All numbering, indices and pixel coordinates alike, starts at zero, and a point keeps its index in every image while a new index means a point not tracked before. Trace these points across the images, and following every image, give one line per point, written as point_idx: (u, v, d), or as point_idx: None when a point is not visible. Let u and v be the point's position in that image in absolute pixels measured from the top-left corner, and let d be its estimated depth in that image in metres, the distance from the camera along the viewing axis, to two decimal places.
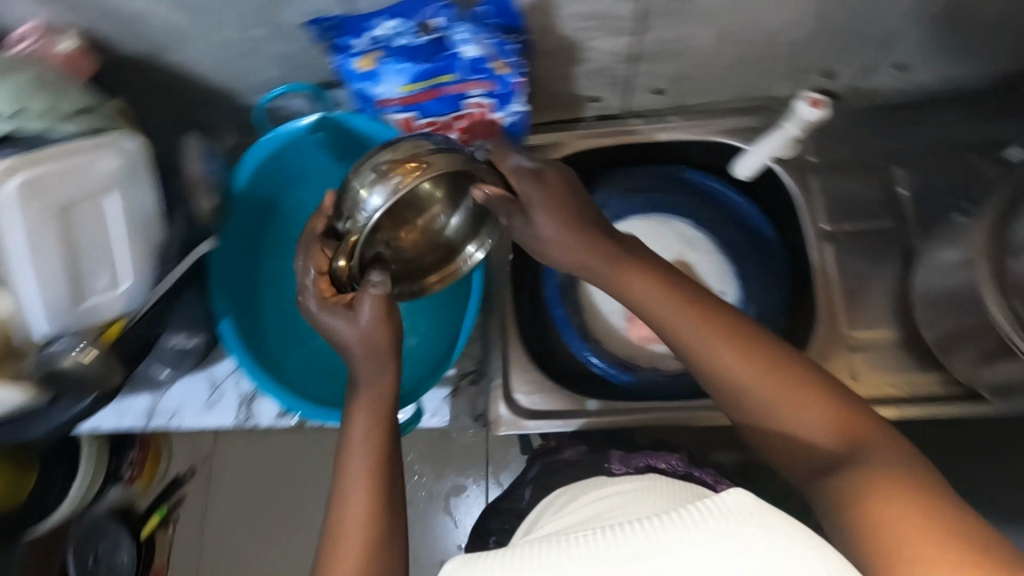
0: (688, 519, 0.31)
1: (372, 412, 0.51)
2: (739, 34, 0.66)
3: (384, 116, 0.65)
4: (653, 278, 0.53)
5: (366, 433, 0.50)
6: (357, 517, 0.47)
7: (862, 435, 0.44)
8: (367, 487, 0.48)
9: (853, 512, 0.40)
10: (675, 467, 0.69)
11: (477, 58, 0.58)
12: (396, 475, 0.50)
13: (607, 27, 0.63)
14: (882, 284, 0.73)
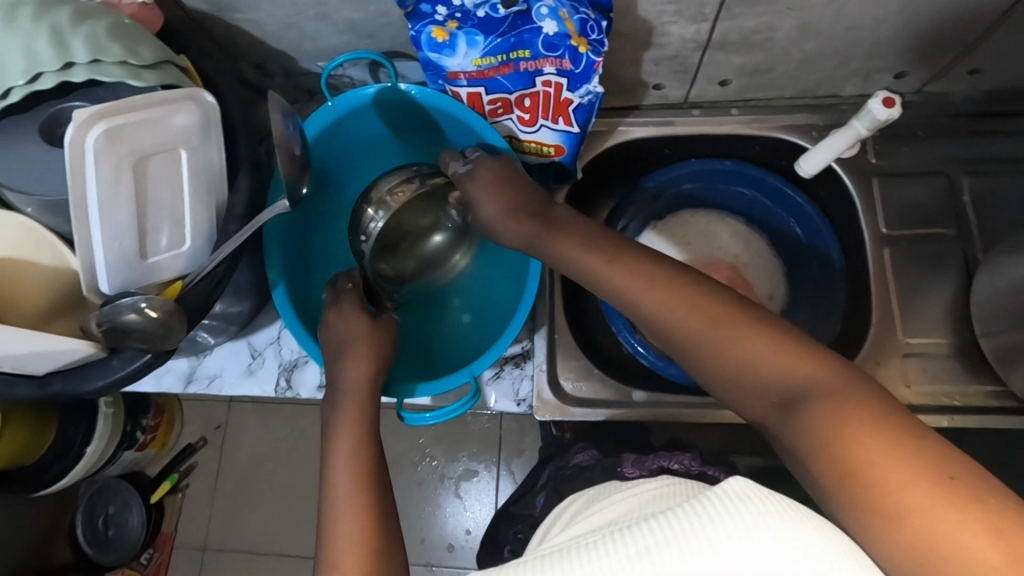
0: (702, 511, 0.31)
1: (358, 436, 0.55)
2: (825, 28, 0.63)
3: (451, 89, 0.64)
4: (673, 284, 0.50)
5: (356, 435, 0.55)
6: (343, 527, 0.50)
7: (925, 459, 0.35)
8: (357, 483, 0.52)
9: (837, 457, 0.38)
10: (688, 467, 0.75)
11: (557, 34, 0.56)
12: (380, 474, 0.53)
13: (688, 13, 0.61)
14: (938, 292, 0.72)
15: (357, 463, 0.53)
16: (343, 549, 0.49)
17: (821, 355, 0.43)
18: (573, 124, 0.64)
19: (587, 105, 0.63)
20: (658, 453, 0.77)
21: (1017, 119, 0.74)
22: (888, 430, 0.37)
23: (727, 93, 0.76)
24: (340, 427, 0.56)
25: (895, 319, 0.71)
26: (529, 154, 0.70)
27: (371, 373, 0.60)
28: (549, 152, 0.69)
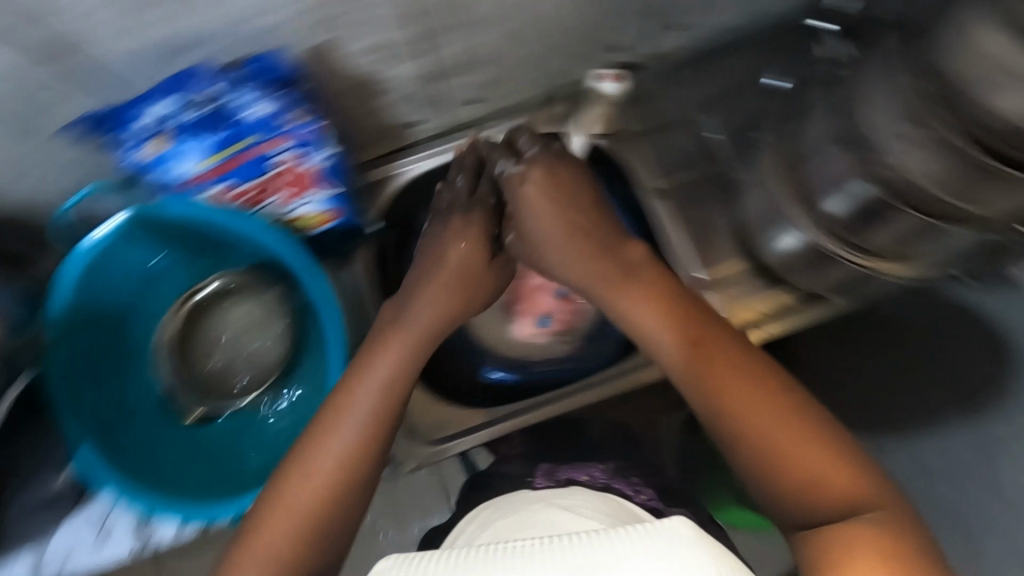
0: (629, 541, 0.36)
1: (400, 351, 0.56)
2: (527, 31, 0.68)
3: (194, 195, 0.63)
4: (600, 269, 0.60)
5: (368, 399, 0.52)
6: (310, 480, 0.49)
7: (854, 493, 0.42)
8: (355, 447, 0.50)
9: (823, 559, 0.40)
10: (596, 478, 0.72)
11: (267, 116, 0.57)
12: (374, 450, 0.51)
13: (391, 57, 0.63)
14: (722, 222, 0.78)
15: (343, 437, 0.50)
16: (292, 494, 0.48)
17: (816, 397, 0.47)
18: (329, 189, 0.65)
19: (333, 167, 0.64)
20: (566, 466, 0.75)
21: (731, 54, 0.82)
22: (815, 445, 0.44)
23: (484, 108, 0.79)
24: (381, 346, 0.57)
25: (692, 259, 0.77)
26: (306, 228, 0.70)
27: (432, 319, 0.59)
28: (322, 220, 0.68)
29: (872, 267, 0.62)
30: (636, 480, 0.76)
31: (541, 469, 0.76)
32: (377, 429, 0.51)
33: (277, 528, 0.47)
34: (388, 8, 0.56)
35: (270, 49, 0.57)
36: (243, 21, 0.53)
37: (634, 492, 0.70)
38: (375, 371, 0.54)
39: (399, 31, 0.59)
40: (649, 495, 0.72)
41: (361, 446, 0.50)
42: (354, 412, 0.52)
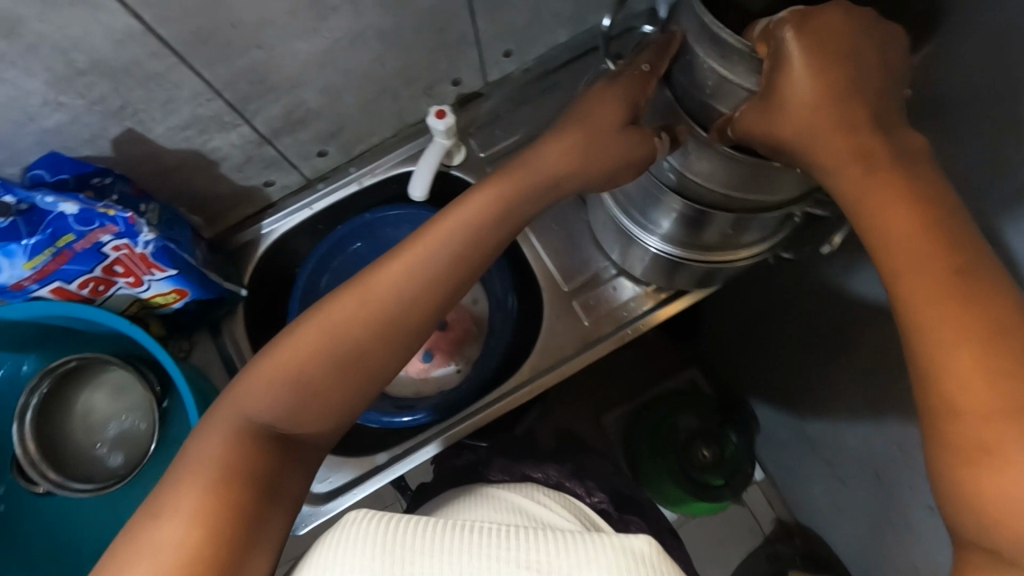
0: (598, 544, 0.39)
1: (432, 252, 0.50)
2: (349, 84, 0.70)
3: (32, 295, 0.63)
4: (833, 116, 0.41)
5: (371, 301, 0.48)
6: (286, 354, 0.46)
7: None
8: (300, 363, 0.46)
9: (954, 440, 0.35)
10: (550, 476, 0.75)
11: (81, 212, 0.57)
12: (404, 330, 0.49)
13: (212, 128, 0.65)
14: (582, 231, 0.80)
15: (353, 313, 0.47)
16: (252, 390, 0.45)
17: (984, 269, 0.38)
18: (169, 269, 0.65)
19: (169, 247, 0.64)
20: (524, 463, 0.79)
21: (570, 70, 0.84)
22: (987, 331, 0.35)
23: (334, 158, 0.81)
24: (409, 242, 0.51)
25: (556, 271, 0.79)
26: (162, 305, 0.70)
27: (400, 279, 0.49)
28: (174, 296, 0.69)
29: (710, 259, 0.66)
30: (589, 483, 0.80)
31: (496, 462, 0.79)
32: (426, 290, 0.49)
33: (251, 400, 0.45)
34: (183, 88, 0.57)
35: (55, 149, 0.56)
36: (31, 123, 0.53)
37: (585, 492, 0.75)
38: (407, 254, 0.50)
39: (211, 103, 0.61)
40: (598, 496, 0.77)
41: (356, 330, 0.47)
42: (396, 278, 0.49)
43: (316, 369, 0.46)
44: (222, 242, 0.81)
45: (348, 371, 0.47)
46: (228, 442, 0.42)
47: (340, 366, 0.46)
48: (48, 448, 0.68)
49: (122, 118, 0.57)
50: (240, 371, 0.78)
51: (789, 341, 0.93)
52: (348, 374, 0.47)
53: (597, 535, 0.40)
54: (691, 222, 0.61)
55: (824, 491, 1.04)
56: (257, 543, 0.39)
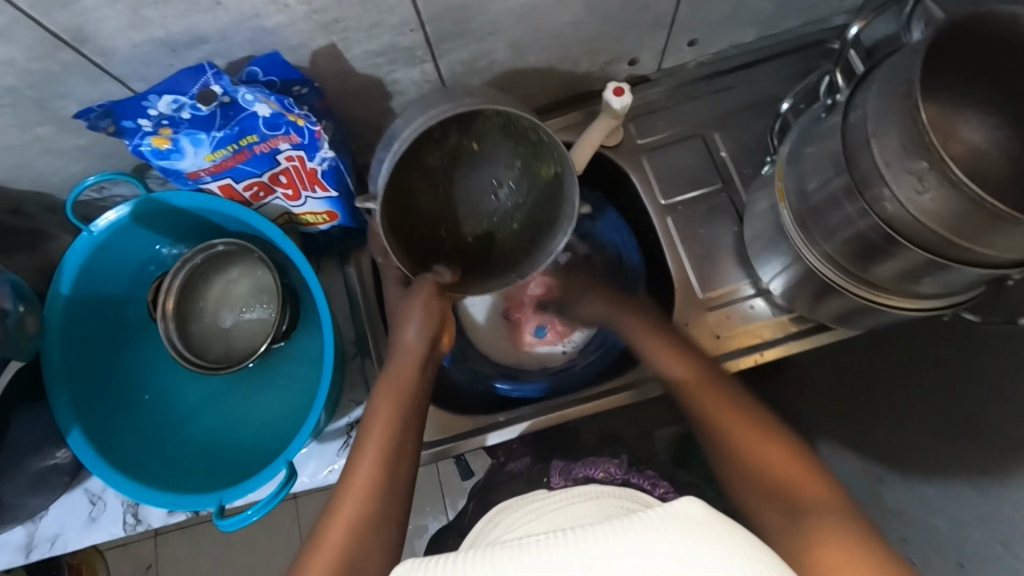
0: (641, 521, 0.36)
1: (396, 405, 0.59)
2: (535, 42, 0.68)
3: (201, 187, 0.64)
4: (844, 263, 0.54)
5: (373, 442, 0.57)
6: (325, 552, 0.48)
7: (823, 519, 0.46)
8: (343, 527, 0.51)
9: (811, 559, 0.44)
10: (613, 474, 0.75)
11: (273, 115, 0.57)
12: (398, 482, 0.55)
13: (402, 59, 0.64)
14: (724, 243, 0.77)
15: (364, 467, 0.55)
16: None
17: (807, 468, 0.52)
18: (331, 190, 0.66)
19: (338, 168, 0.64)
20: (582, 462, 0.77)
21: (748, 72, 0.80)
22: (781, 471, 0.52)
23: None
24: (380, 396, 0.60)
25: (692, 276, 0.76)
26: (309, 224, 0.71)
27: (392, 411, 0.59)
28: (324, 218, 0.70)
29: (878, 300, 0.61)
30: (652, 473, 0.77)
31: (557, 466, 0.78)
32: (400, 427, 0.58)
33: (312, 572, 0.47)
34: (394, 15, 0.57)
35: (274, 50, 0.56)
36: (253, 19, 0.53)
37: (653, 487, 0.73)
38: (380, 410, 0.59)
39: (412, 34, 0.61)
40: (666, 486, 0.74)
41: (372, 487, 0.54)
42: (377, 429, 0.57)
43: (352, 530, 0.51)
44: (365, 174, 0.82)
45: (376, 517, 0.52)
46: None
47: (364, 521, 0.51)
48: (184, 332, 0.70)
49: (330, 33, 0.57)
50: (360, 304, 0.78)
51: None
52: (377, 523, 0.52)
53: (643, 510, 0.37)
54: (864, 255, 0.57)
55: None
56: None
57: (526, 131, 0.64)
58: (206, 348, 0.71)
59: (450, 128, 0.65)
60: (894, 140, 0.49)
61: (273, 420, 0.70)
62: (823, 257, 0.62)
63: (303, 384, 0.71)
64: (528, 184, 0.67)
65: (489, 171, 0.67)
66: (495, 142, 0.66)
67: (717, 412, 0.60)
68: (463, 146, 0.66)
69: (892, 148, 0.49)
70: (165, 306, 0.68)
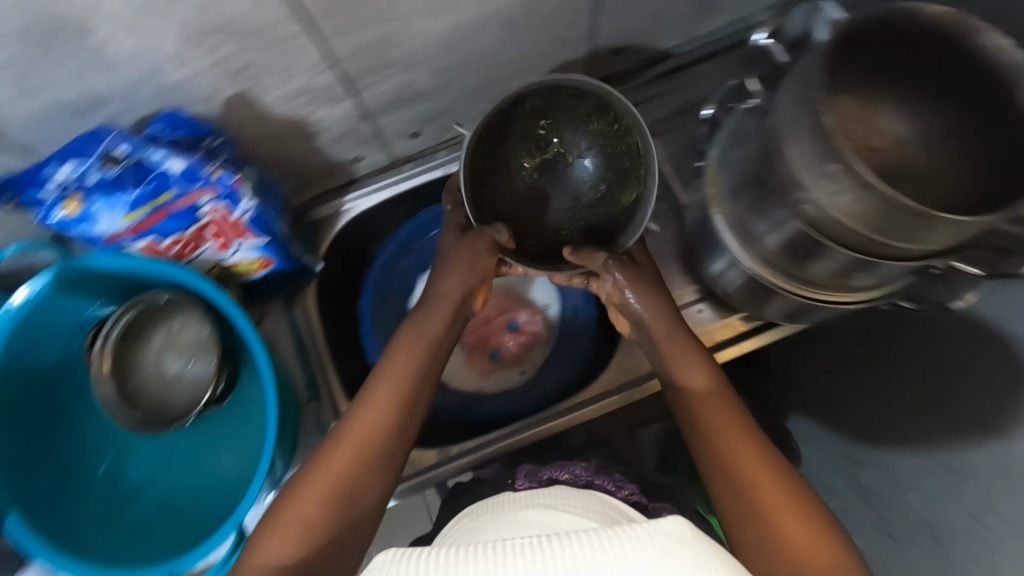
0: (631, 536, 0.34)
1: (394, 398, 0.56)
2: (458, 69, 0.67)
3: (123, 248, 0.62)
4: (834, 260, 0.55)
5: (374, 406, 0.55)
6: (302, 510, 0.50)
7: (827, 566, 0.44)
8: (325, 488, 0.51)
9: None
10: (580, 476, 0.65)
11: (186, 170, 0.56)
12: (392, 452, 0.55)
13: (321, 99, 0.63)
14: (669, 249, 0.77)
15: (343, 454, 0.53)
16: (276, 540, 0.48)
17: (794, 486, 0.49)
18: (260, 237, 0.64)
19: (263, 216, 0.63)
20: (548, 465, 0.68)
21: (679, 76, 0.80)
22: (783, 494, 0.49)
23: (425, 141, 0.79)
24: (376, 385, 0.57)
25: None
26: (244, 272, 0.69)
27: (401, 378, 0.57)
28: (259, 265, 0.68)
29: (817, 296, 0.61)
30: (620, 476, 0.68)
31: (522, 470, 0.68)
32: (396, 421, 0.55)
33: (277, 550, 0.47)
34: (304, 58, 0.56)
35: (175, 107, 0.56)
36: (154, 76, 0.51)
37: (619, 489, 0.63)
38: (382, 390, 0.56)
39: (326, 74, 0.59)
40: (636, 490, 0.65)
41: (350, 472, 0.52)
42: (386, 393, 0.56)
43: (324, 512, 0.50)
44: (302, 213, 0.80)
45: (350, 503, 0.51)
46: (270, 564, 0.47)
47: (338, 507, 0.50)
48: (122, 395, 0.67)
49: (240, 81, 0.56)
50: (308, 346, 0.77)
51: None
52: (350, 510, 0.51)
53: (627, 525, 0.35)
54: (798, 255, 0.58)
55: None
56: None
57: (622, 160, 0.68)
58: (147, 409, 0.68)
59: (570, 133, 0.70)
60: (808, 145, 0.48)
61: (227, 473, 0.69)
62: (761, 261, 0.62)
63: (251, 437, 0.69)
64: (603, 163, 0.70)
65: (573, 187, 0.71)
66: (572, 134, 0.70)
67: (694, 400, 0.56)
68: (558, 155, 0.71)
69: (805, 154, 0.49)
70: (101, 370, 0.66)
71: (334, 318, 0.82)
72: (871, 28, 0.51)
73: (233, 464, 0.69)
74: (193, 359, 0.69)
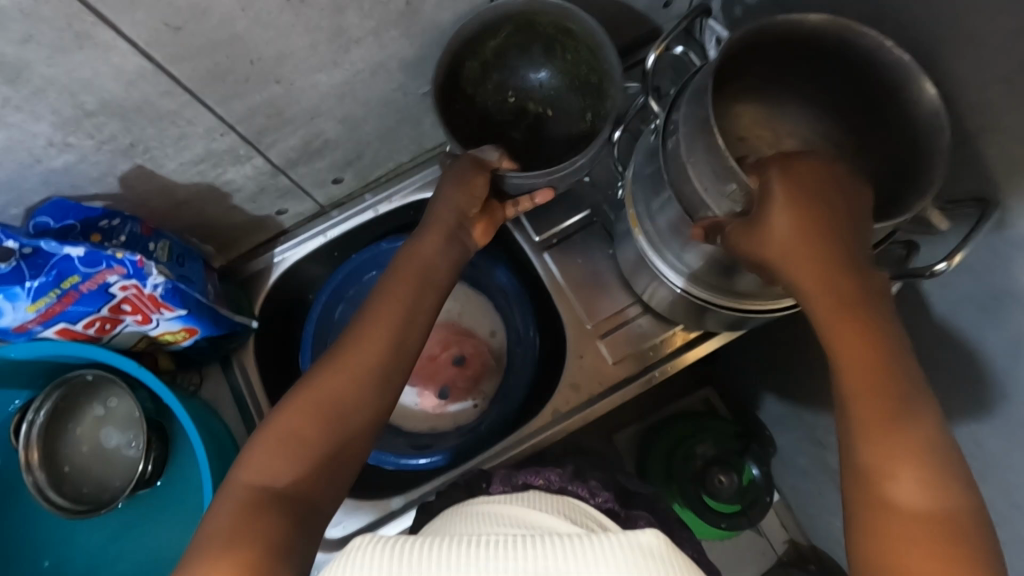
0: (605, 543, 0.38)
1: (392, 327, 0.54)
2: (365, 114, 0.66)
3: (37, 336, 0.60)
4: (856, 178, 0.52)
5: (369, 339, 0.53)
6: (286, 432, 0.47)
7: (945, 510, 0.38)
8: (306, 413, 0.48)
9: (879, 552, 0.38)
10: (553, 482, 0.60)
11: (87, 253, 0.54)
12: (387, 390, 0.52)
13: (226, 161, 0.62)
14: (605, 269, 0.77)
15: (338, 377, 0.50)
16: (257, 458, 0.46)
17: (919, 426, 0.40)
18: (179, 309, 0.62)
19: (179, 287, 0.61)
20: (524, 470, 0.64)
21: None
22: (916, 456, 0.39)
23: (350, 185, 0.78)
24: (374, 314, 0.54)
25: (579, 307, 0.76)
26: (171, 342, 0.68)
27: (396, 313, 0.55)
28: (184, 334, 0.66)
29: (744, 305, 0.62)
30: (595, 484, 0.63)
31: (498, 474, 0.64)
32: (399, 348, 0.53)
33: (262, 470, 0.45)
34: (195, 125, 0.55)
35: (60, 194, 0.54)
36: (38, 164, 0.50)
37: (593, 496, 0.58)
38: (384, 313, 0.54)
39: (225, 137, 0.58)
40: (608, 497, 0.61)
41: (347, 397, 0.50)
42: (380, 329, 0.53)
43: (318, 434, 0.48)
44: (232, 271, 0.79)
45: (348, 433, 0.49)
46: (259, 482, 0.45)
47: (333, 428, 0.48)
48: (50, 481, 0.65)
49: (133, 156, 0.55)
50: (249, 407, 0.75)
51: (804, 379, 0.87)
52: (347, 436, 0.49)
53: (603, 535, 0.38)
54: (720, 267, 0.58)
55: (826, 525, 1.00)
56: (291, 552, 0.42)
57: (586, 70, 0.66)
58: (80, 492, 0.66)
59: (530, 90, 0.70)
60: (705, 165, 0.47)
61: (174, 551, 0.67)
62: (689, 278, 0.63)
63: (191, 509, 0.68)
64: (563, 81, 0.69)
65: (564, 133, 0.69)
66: (537, 50, 0.67)
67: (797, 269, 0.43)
68: (539, 115, 0.70)
69: (706, 174, 0.47)
70: (29, 458, 0.64)
71: (277, 374, 0.80)
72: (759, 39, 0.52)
73: (177, 539, 0.67)
74: (124, 437, 0.67)
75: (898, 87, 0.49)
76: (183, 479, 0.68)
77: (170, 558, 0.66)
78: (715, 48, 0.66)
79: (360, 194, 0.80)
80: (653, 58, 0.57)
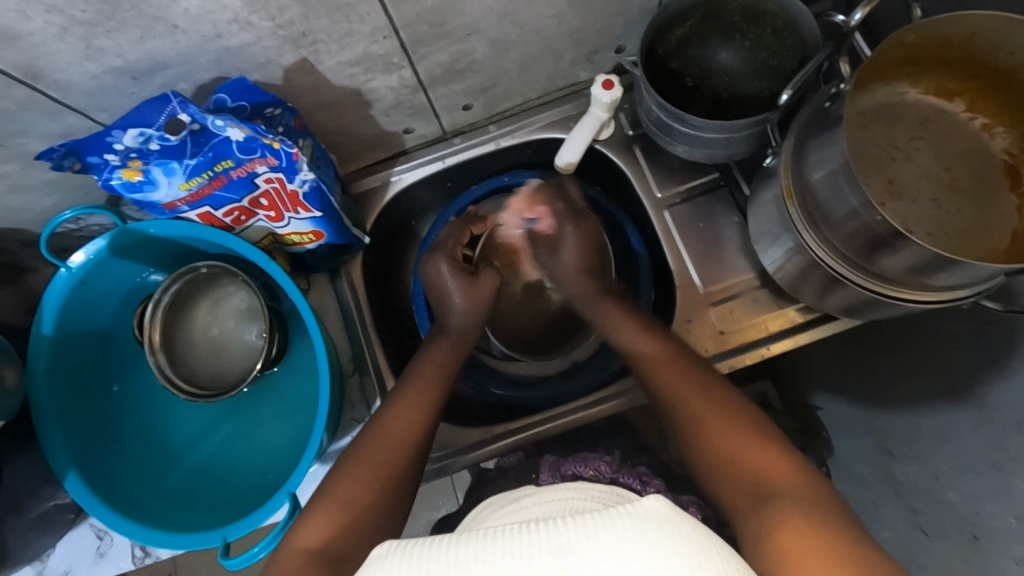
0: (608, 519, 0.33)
1: (419, 403, 0.58)
2: (517, 40, 0.64)
3: (180, 215, 0.62)
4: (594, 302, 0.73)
5: (425, 384, 0.60)
6: (367, 467, 0.51)
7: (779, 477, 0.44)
8: (393, 446, 0.54)
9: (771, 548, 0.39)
10: (602, 473, 0.60)
11: (246, 139, 0.53)
12: (431, 407, 0.58)
13: (377, 67, 0.61)
14: (725, 234, 0.76)
15: (407, 417, 0.56)
16: (316, 524, 0.47)
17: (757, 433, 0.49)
18: (315, 210, 0.63)
19: (320, 189, 0.61)
20: (572, 459, 0.63)
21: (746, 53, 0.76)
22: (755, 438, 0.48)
23: (476, 114, 0.76)
24: (412, 389, 0.59)
25: (692, 270, 0.75)
26: (296, 243, 0.69)
27: (471, 302, 0.71)
28: (311, 237, 0.67)
29: (885, 291, 0.59)
30: (644, 470, 0.64)
31: (546, 463, 0.64)
32: (421, 433, 0.56)
33: (321, 533, 0.46)
34: (362, 24, 0.54)
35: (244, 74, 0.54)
36: (217, 40, 0.50)
37: (644, 487, 0.59)
38: (405, 409, 0.57)
39: (386, 41, 0.57)
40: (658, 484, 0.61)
41: (409, 431, 0.55)
42: (433, 378, 0.61)
43: (358, 507, 0.49)
44: (349, 184, 0.78)
45: (394, 477, 0.52)
46: (313, 547, 0.45)
47: (406, 453, 0.54)
48: (173, 358, 0.67)
49: (300, 46, 0.54)
50: (354, 319, 0.76)
51: None
52: (391, 485, 0.51)
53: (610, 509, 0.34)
54: (871, 247, 0.56)
55: None
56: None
57: None
58: (198, 376, 0.68)
59: (696, 64, 0.72)
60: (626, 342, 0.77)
61: (269, 445, 0.69)
62: (825, 244, 0.60)
63: (301, 412, 0.70)
64: None
65: None
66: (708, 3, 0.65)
67: (657, 387, 0.57)
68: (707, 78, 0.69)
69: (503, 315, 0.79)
70: (151, 339, 0.65)
71: (379, 289, 0.82)
72: (943, 25, 0.54)
73: (284, 438, 0.69)
74: (252, 333, 0.71)
75: (869, 155, 0.63)
76: (293, 385, 0.71)
77: (277, 456, 0.69)
78: (856, 16, 0.53)
79: (484, 124, 0.79)
80: (861, 15, 0.53)
